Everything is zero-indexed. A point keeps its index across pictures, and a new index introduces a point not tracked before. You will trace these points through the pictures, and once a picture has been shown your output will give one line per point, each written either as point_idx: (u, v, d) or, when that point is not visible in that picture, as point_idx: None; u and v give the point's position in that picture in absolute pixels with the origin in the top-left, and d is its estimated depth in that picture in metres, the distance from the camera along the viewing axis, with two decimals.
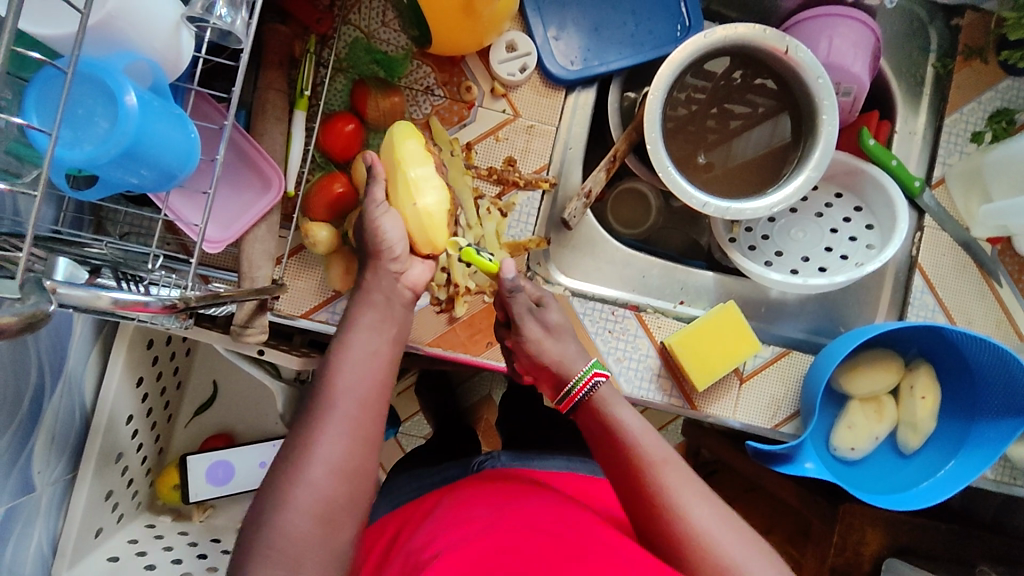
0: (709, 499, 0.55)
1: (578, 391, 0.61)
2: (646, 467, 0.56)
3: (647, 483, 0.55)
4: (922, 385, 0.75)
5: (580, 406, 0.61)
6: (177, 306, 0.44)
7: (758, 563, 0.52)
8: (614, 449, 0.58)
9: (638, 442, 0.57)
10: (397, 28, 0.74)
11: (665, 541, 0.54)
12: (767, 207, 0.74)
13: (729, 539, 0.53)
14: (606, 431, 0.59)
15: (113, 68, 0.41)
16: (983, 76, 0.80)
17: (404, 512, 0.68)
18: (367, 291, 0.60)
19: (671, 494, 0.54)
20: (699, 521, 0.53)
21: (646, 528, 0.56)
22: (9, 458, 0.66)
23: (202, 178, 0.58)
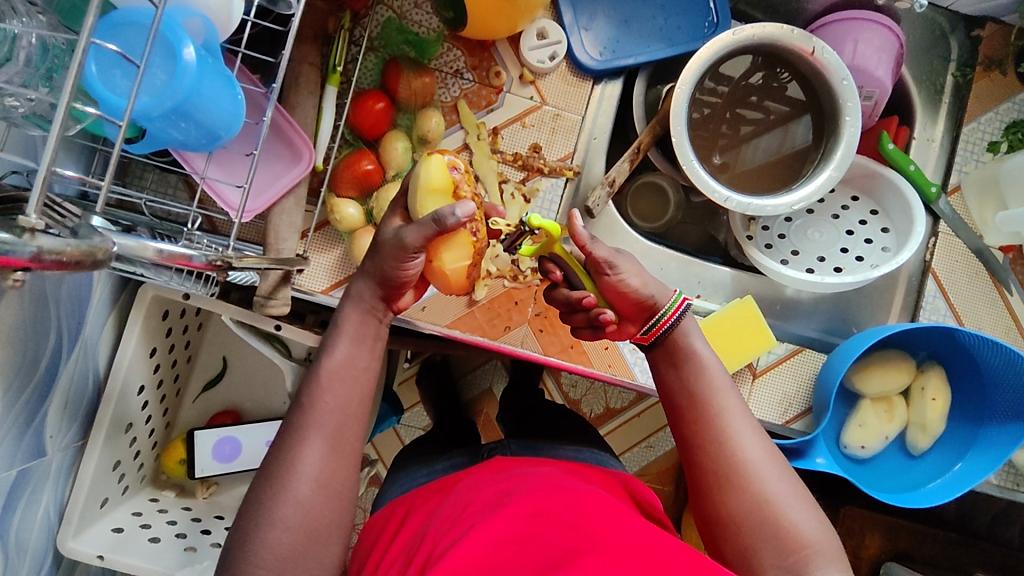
0: (764, 440, 0.53)
1: (664, 321, 0.56)
2: (707, 394, 0.54)
3: (704, 409, 0.53)
4: (933, 388, 0.77)
5: (664, 340, 0.57)
6: (214, 264, 0.46)
7: (801, 509, 0.49)
8: (677, 377, 0.56)
9: (706, 369, 0.55)
10: (430, 10, 0.75)
11: (708, 466, 0.52)
12: (789, 204, 0.75)
13: (774, 481, 0.50)
14: (676, 358, 0.56)
15: (173, 22, 0.41)
16: (1001, 87, 0.82)
17: (417, 496, 0.68)
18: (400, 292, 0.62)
19: (727, 424, 0.52)
20: (749, 453, 0.51)
21: (690, 454, 0.53)
22: (24, 420, 0.65)
23: (246, 139, 0.59)
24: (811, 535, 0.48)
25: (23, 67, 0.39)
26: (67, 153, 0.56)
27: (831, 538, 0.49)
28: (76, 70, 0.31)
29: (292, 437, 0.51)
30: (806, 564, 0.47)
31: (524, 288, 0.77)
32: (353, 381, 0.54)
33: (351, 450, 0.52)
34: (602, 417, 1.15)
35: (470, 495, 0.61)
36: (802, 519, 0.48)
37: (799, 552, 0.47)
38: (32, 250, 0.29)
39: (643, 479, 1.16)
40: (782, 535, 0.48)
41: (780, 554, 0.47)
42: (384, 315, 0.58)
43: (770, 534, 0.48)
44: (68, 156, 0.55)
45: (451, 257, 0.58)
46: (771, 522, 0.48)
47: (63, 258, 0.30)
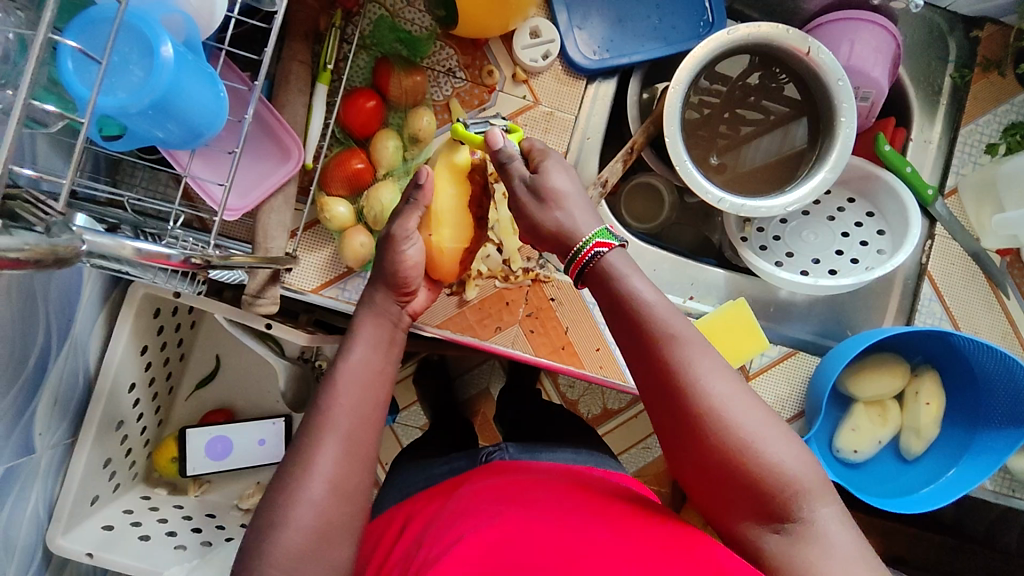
0: (730, 374, 0.50)
1: (587, 252, 0.54)
2: (661, 339, 0.50)
3: (661, 356, 0.50)
4: (927, 391, 0.76)
5: (595, 272, 0.54)
6: (195, 262, 0.45)
7: (780, 446, 0.47)
8: (628, 321, 0.52)
9: (648, 304, 0.51)
10: (422, 9, 0.74)
11: (678, 418, 0.49)
12: (783, 206, 0.74)
13: (743, 415, 0.48)
14: (614, 295, 0.53)
15: (150, 19, 0.41)
16: (1000, 88, 0.81)
17: (418, 500, 0.67)
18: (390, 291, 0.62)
19: (689, 368, 0.49)
20: (718, 396, 0.48)
21: (657, 406, 0.51)
22: (12, 417, 0.65)
23: (229, 137, 0.59)
24: (791, 468, 0.47)
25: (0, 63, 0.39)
26: (53, 151, 0.55)
27: (813, 463, 0.48)
28: (33, 63, 0.33)
29: (307, 440, 0.51)
30: (793, 507, 0.46)
31: (515, 289, 0.77)
32: (340, 389, 0.54)
33: (367, 452, 0.52)
34: (600, 418, 1.15)
35: (463, 498, 0.60)
36: (785, 458, 0.47)
37: (787, 493, 0.46)
38: None
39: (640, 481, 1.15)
40: (764, 477, 0.46)
41: (762, 493, 0.46)
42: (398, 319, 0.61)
43: (753, 480, 0.47)
44: (54, 153, 0.55)
45: (448, 233, 0.63)
46: (749, 462, 0.47)
47: (29, 259, 0.30)
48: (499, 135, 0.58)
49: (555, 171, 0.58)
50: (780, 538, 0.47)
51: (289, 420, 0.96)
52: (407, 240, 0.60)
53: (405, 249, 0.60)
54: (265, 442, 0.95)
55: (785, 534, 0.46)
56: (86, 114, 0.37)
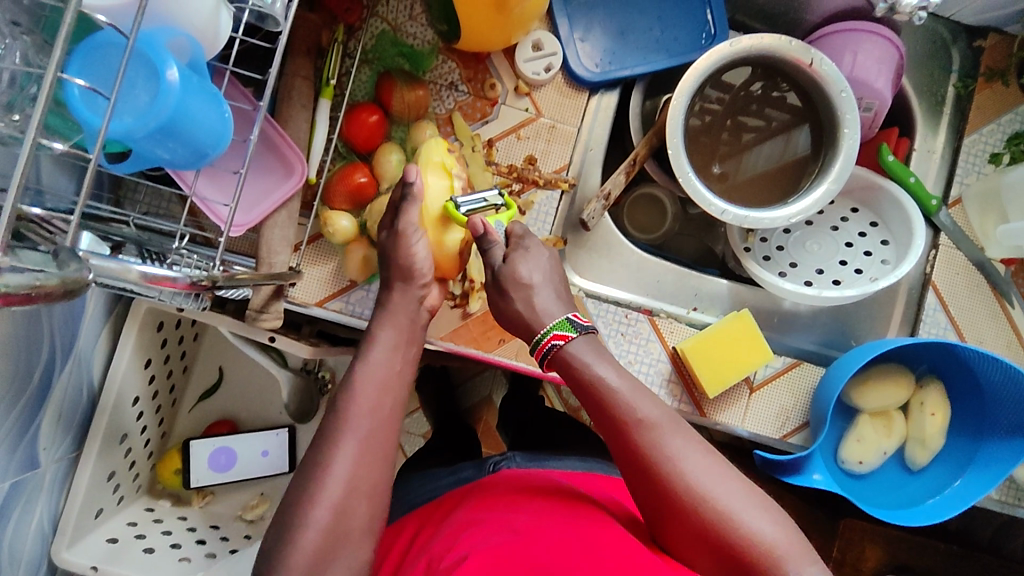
0: (700, 448, 0.54)
1: (545, 343, 0.59)
2: (630, 425, 0.55)
3: (633, 440, 0.54)
4: (932, 402, 0.76)
5: (557, 362, 0.59)
6: (201, 284, 0.45)
7: (756, 514, 0.51)
8: (599, 408, 0.57)
9: (615, 393, 0.56)
10: (424, 23, 0.74)
11: (657, 498, 0.53)
12: (787, 217, 0.74)
13: (717, 488, 0.52)
14: (583, 384, 0.57)
15: (155, 43, 0.41)
16: (1004, 97, 0.80)
17: (428, 510, 0.70)
18: (394, 307, 0.62)
19: (659, 448, 0.53)
20: (692, 472, 0.52)
21: (638, 486, 0.55)
22: (17, 432, 0.65)
23: (234, 155, 0.59)
24: (768, 536, 0.50)
25: (7, 88, 0.40)
26: (58, 170, 0.55)
27: (787, 525, 0.52)
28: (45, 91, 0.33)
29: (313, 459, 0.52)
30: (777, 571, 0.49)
31: None
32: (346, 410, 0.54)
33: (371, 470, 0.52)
34: None
35: (471, 513, 0.62)
36: (762, 527, 0.51)
37: (768, 560, 0.50)
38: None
39: None
40: (745, 547, 0.50)
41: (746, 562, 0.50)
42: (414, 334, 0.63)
43: (733, 549, 0.50)
44: (59, 172, 0.55)
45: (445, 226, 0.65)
46: (729, 534, 0.50)
47: (37, 289, 0.30)
48: (481, 221, 0.61)
49: (525, 261, 0.62)
50: None
51: (291, 431, 0.97)
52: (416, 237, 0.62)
53: (414, 245, 0.62)
54: (268, 453, 0.96)
55: None
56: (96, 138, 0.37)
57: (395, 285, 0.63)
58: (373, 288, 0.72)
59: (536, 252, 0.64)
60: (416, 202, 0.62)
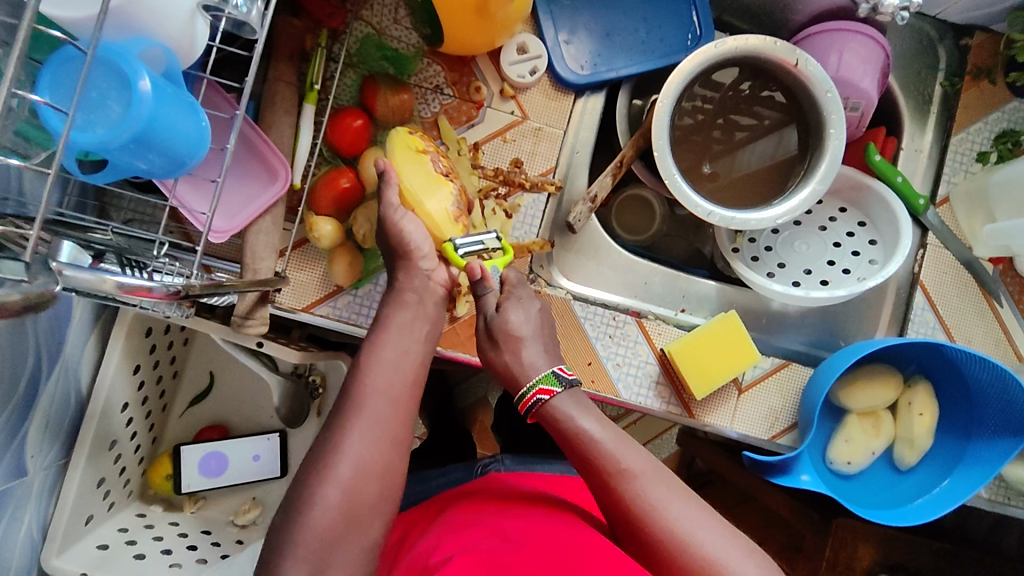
0: (684, 496, 0.55)
1: (531, 396, 0.59)
2: (616, 476, 0.55)
3: (618, 491, 0.55)
4: (920, 402, 0.76)
5: (541, 414, 0.59)
6: (178, 293, 0.45)
7: (743, 559, 0.52)
8: (584, 462, 0.57)
9: (599, 445, 0.57)
10: (409, 26, 0.74)
11: (647, 549, 0.53)
12: (772, 219, 0.74)
13: (705, 534, 0.52)
14: (567, 437, 0.58)
15: (127, 54, 0.41)
16: (991, 96, 0.80)
17: (415, 514, 0.70)
18: (399, 292, 0.63)
19: (645, 498, 0.54)
20: (678, 522, 0.53)
21: (627, 537, 0.55)
22: (3, 441, 0.65)
23: (212, 165, 0.59)
24: None
25: None
26: (39, 179, 0.55)
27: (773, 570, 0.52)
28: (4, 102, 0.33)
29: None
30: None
31: None
32: None
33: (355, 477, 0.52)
34: None
35: (459, 517, 0.62)
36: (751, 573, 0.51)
37: None
38: None
39: None
40: None
41: None
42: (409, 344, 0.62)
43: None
44: (41, 181, 0.55)
45: (431, 199, 0.64)
46: None
47: None
48: (479, 267, 0.62)
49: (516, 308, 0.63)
50: None
51: (283, 435, 0.96)
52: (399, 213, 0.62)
53: (400, 222, 0.62)
54: (260, 457, 0.95)
55: None
56: (60, 150, 0.37)
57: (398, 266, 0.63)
58: (360, 293, 0.73)
59: (527, 300, 0.65)
60: (393, 185, 0.62)
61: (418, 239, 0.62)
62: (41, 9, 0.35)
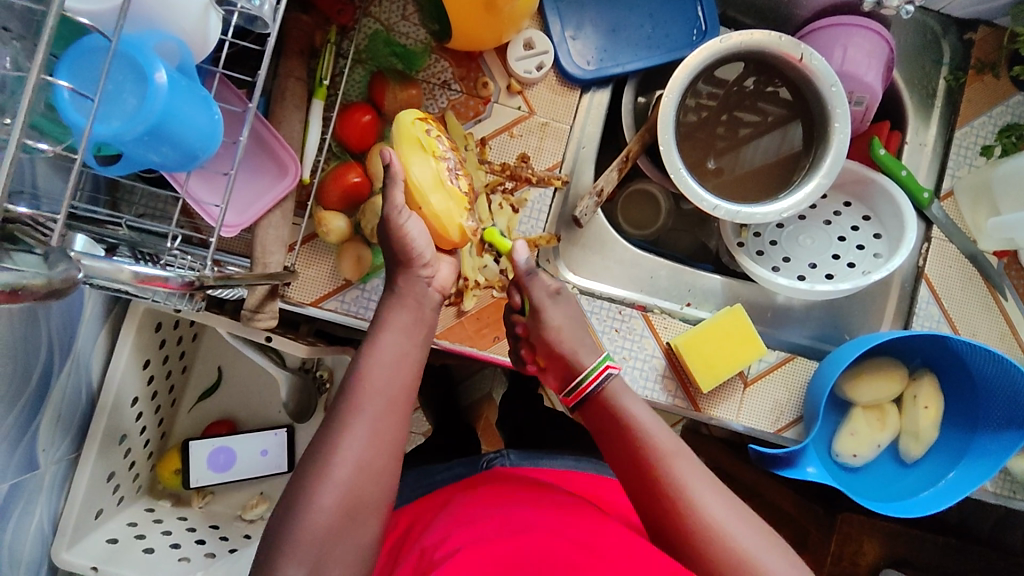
0: (723, 490, 0.56)
1: (590, 377, 0.63)
2: (660, 459, 0.57)
3: (659, 472, 0.57)
4: (925, 395, 0.76)
5: (597, 397, 0.62)
6: (193, 284, 0.46)
7: (774, 554, 0.53)
8: (628, 445, 0.59)
9: (650, 430, 0.59)
10: (416, 22, 0.75)
11: (679, 532, 0.55)
12: (778, 212, 0.74)
13: (739, 525, 0.54)
14: (620, 419, 0.61)
15: (143, 47, 0.41)
16: (994, 90, 0.81)
17: (420, 507, 0.70)
18: (401, 296, 0.61)
19: (687, 483, 0.56)
20: (714, 509, 0.54)
21: (657, 522, 0.56)
22: (16, 434, 0.66)
23: (225, 158, 0.60)
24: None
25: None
26: (53, 173, 0.56)
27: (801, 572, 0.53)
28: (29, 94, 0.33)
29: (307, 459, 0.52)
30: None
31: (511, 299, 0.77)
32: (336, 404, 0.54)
33: (371, 471, 0.52)
34: None
35: (467, 509, 0.62)
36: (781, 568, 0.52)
37: None
38: None
39: None
40: None
41: None
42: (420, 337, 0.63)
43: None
44: (54, 175, 0.56)
45: (438, 198, 0.63)
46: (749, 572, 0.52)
47: (22, 286, 0.31)
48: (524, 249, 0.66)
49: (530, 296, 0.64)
50: None
51: (290, 431, 0.96)
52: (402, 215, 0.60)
53: (404, 223, 0.60)
54: (267, 452, 0.95)
55: None
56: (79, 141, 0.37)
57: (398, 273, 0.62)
58: (368, 287, 0.73)
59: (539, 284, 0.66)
60: (397, 182, 0.59)
61: (420, 240, 0.61)
62: (60, 1, 0.35)
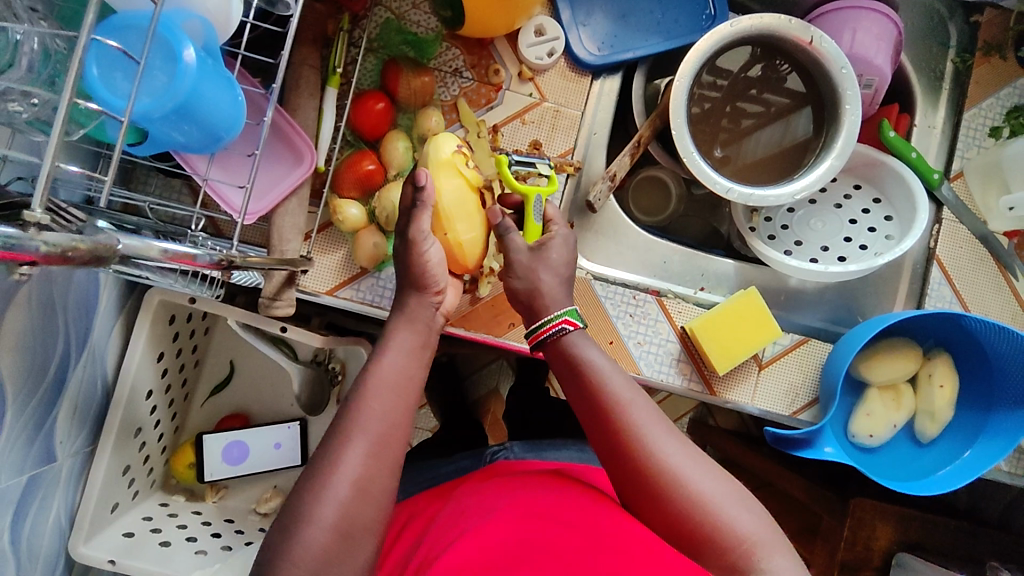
0: (681, 437, 0.54)
1: (554, 326, 0.60)
2: (614, 407, 0.55)
3: (614, 422, 0.54)
4: (940, 374, 0.76)
5: (554, 348, 0.60)
6: (219, 263, 0.46)
7: (732, 503, 0.51)
8: (584, 392, 0.57)
9: (604, 378, 0.56)
10: (428, 11, 0.75)
11: (636, 479, 0.53)
12: (791, 193, 0.75)
13: (696, 473, 0.52)
14: (575, 368, 0.58)
15: (170, 24, 0.41)
16: (1003, 71, 0.81)
17: (421, 500, 0.69)
18: (411, 316, 0.62)
19: (642, 431, 0.53)
20: (671, 459, 0.52)
21: (616, 470, 0.55)
22: (34, 426, 0.66)
23: (248, 139, 0.60)
24: (746, 529, 0.50)
25: (25, 74, 0.40)
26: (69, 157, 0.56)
27: (766, 521, 0.52)
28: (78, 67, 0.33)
29: (331, 443, 0.52)
30: (751, 559, 0.49)
31: None
32: None
33: (395, 453, 0.53)
34: None
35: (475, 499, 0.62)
36: (739, 518, 0.51)
37: (745, 549, 0.50)
38: (39, 246, 0.29)
39: None
40: (722, 534, 0.50)
41: (719, 551, 0.50)
42: (431, 323, 0.63)
43: (708, 537, 0.50)
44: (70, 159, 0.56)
45: (463, 226, 0.65)
46: (707, 521, 0.50)
47: (73, 250, 0.31)
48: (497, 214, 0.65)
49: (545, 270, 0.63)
50: None
51: (303, 424, 0.96)
52: (427, 241, 0.62)
53: (427, 249, 0.62)
54: (281, 445, 0.95)
55: None
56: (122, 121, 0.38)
57: (410, 291, 0.63)
58: (383, 275, 0.73)
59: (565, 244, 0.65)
60: (428, 208, 0.62)
61: (437, 268, 0.63)
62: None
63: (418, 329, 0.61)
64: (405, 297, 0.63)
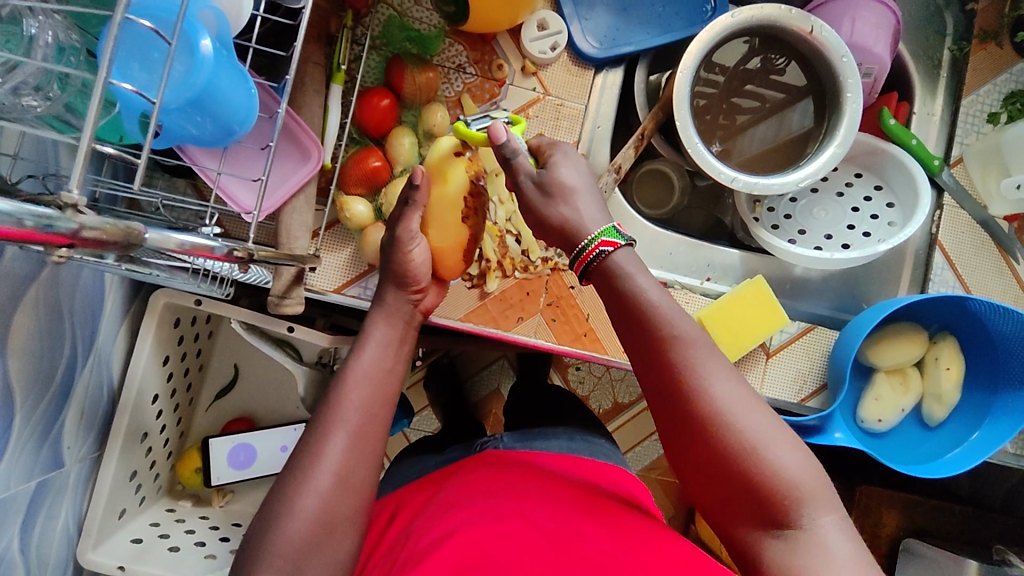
0: (736, 375, 0.48)
1: (591, 250, 0.51)
2: (666, 338, 0.48)
3: (665, 354, 0.48)
4: (947, 357, 0.77)
5: (598, 270, 0.52)
6: (236, 256, 0.46)
7: (785, 449, 0.46)
8: (632, 319, 0.50)
9: (657, 305, 0.49)
10: (430, 7, 0.75)
11: (682, 416, 0.48)
12: (796, 180, 0.75)
13: (749, 415, 0.46)
14: (623, 293, 0.50)
15: (188, 14, 0.41)
16: (998, 58, 0.82)
17: (405, 491, 0.67)
18: (390, 308, 0.60)
19: (694, 367, 0.47)
20: (723, 400, 0.46)
21: (660, 405, 0.49)
22: (43, 430, 0.65)
23: (259, 134, 0.60)
24: (797, 476, 0.45)
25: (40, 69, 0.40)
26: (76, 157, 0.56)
27: (818, 469, 0.46)
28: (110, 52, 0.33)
29: (320, 430, 0.51)
30: (795, 511, 0.45)
31: (535, 279, 0.77)
32: (358, 377, 0.53)
33: (374, 447, 0.52)
34: (611, 412, 1.14)
35: (459, 494, 0.59)
36: (790, 464, 0.45)
37: (791, 501, 0.45)
38: (74, 225, 0.30)
39: (653, 473, 1.15)
40: (771, 481, 0.45)
41: (763, 498, 0.45)
42: (410, 318, 0.61)
43: (755, 485, 0.45)
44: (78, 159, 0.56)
45: (436, 232, 0.63)
46: (754, 466, 0.45)
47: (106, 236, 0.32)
48: (501, 129, 0.54)
49: None
50: (778, 543, 0.45)
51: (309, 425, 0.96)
52: (413, 240, 0.60)
53: (411, 249, 0.60)
54: (287, 448, 0.95)
55: (784, 540, 0.45)
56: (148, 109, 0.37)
57: (390, 286, 0.61)
58: None
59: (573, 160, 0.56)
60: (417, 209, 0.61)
61: (421, 267, 0.61)
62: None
63: (395, 324, 0.59)
64: (383, 291, 0.61)
